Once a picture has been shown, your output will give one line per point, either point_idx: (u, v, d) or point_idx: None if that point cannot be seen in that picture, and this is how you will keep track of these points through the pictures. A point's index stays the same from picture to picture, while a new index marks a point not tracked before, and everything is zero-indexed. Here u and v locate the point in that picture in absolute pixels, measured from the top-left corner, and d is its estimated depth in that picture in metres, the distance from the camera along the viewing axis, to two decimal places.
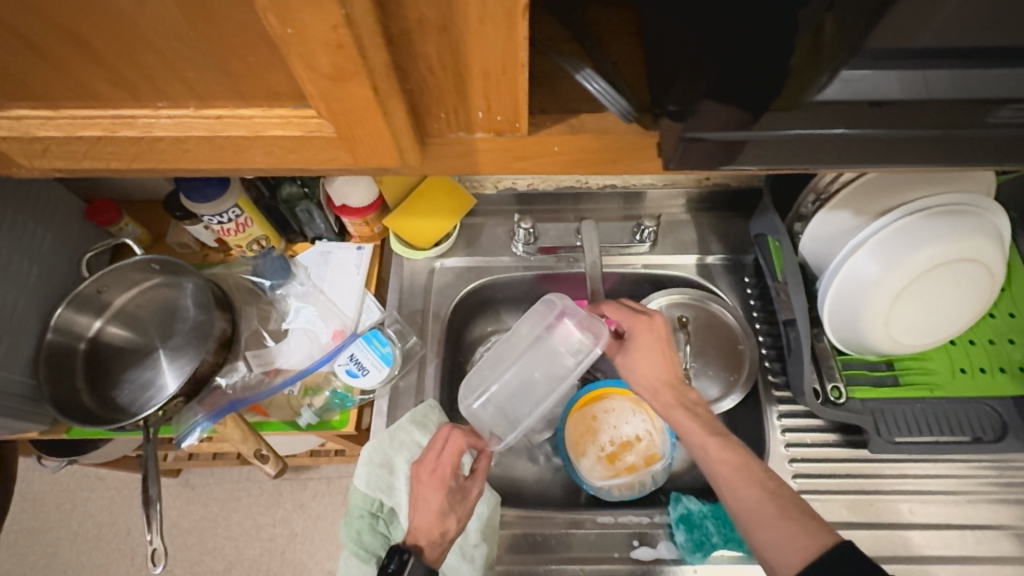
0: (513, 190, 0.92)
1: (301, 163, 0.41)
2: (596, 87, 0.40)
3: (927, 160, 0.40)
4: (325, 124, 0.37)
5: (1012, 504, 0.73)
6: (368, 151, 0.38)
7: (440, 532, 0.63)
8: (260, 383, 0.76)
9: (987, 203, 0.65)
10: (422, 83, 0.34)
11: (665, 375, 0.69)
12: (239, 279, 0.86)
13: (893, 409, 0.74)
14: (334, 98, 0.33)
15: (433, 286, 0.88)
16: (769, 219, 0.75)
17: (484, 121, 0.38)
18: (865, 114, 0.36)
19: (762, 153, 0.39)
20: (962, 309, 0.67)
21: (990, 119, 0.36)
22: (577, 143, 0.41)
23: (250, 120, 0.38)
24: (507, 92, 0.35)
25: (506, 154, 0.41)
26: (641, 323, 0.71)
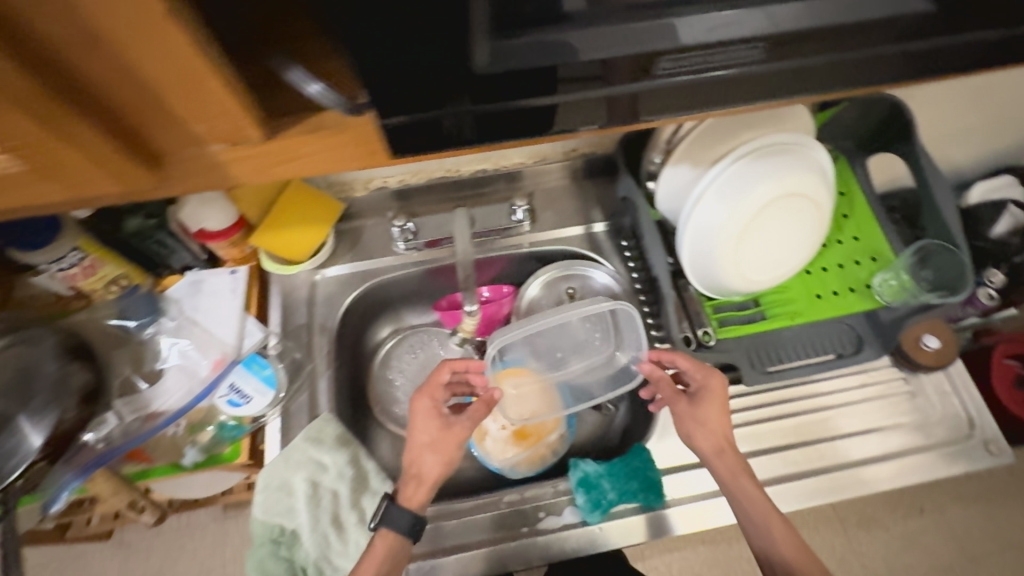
0: (386, 188, 0.91)
1: (25, 200, 0.41)
2: (318, 89, 0.43)
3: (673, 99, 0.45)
4: (14, 159, 0.37)
5: (877, 407, 0.79)
6: (90, 177, 0.40)
7: (418, 468, 0.68)
8: (137, 429, 0.73)
9: (806, 139, 0.69)
10: (114, 104, 0.37)
11: (723, 437, 0.69)
12: (102, 326, 0.79)
13: (764, 343, 0.80)
14: (14, 129, 0.34)
15: (317, 298, 0.86)
16: (626, 182, 0.78)
17: (206, 132, 0.41)
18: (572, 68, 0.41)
19: (504, 119, 0.44)
20: (799, 241, 0.72)
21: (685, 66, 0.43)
22: (319, 141, 0.44)
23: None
24: (210, 98, 0.38)
25: (258, 161, 0.44)
26: (713, 381, 0.70)
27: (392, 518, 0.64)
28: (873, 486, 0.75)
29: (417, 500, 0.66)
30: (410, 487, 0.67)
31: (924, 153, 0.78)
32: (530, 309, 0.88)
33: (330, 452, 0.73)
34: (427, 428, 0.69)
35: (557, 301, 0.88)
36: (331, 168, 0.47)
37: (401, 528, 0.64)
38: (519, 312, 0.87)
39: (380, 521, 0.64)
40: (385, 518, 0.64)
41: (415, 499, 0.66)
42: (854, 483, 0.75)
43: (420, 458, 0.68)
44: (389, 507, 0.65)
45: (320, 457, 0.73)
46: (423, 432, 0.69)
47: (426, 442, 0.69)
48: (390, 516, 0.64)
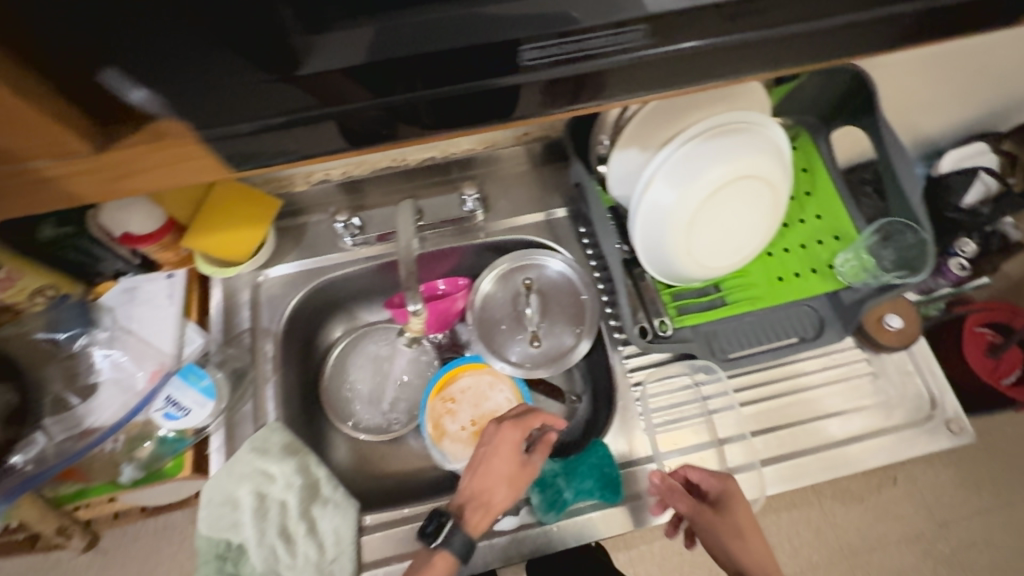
0: (329, 181, 0.85)
1: None
2: (137, 94, 0.38)
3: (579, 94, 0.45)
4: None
5: (836, 390, 0.77)
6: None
7: (492, 500, 0.65)
8: (70, 446, 0.68)
9: (758, 117, 0.66)
10: None
11: (760, 547, 0.64)
12: (31, 341, 0.75)
13: (723, 329, 0.77)
14: None
15: (262, 301, 0.82)
16: (576, 168, 0.74)
17: (26, 148, 0.37)
18: (470, 56, 0.40)
19: (394, 115, 0.43)
20: (756, 225, 0.69)
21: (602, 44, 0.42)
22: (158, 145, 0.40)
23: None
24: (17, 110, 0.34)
25: (108, 172, 0.41)
26: (731, 488, 0.67)
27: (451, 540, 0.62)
28: (831, 471, 0.73)
29: (480, 529, 0.64)
30: (479, 516, 0.64)
31: (885, 125, 0.75)
32: (485, 303, 0.85)
33: (278, 463, 0.70)
34: (503, 463, 0.66)
35: (513, 294, 0.85)
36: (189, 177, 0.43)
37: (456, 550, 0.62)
38: (474, 307, 0.84)
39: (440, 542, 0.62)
40: (449, 542, 0.62)
41: (479, 529, 0.64)
42: (813, 468, 0.73)
43: (496, 488, 0.65)
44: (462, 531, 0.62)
45: (267, 468, 0.70)
46: (501, 465, 0.66)
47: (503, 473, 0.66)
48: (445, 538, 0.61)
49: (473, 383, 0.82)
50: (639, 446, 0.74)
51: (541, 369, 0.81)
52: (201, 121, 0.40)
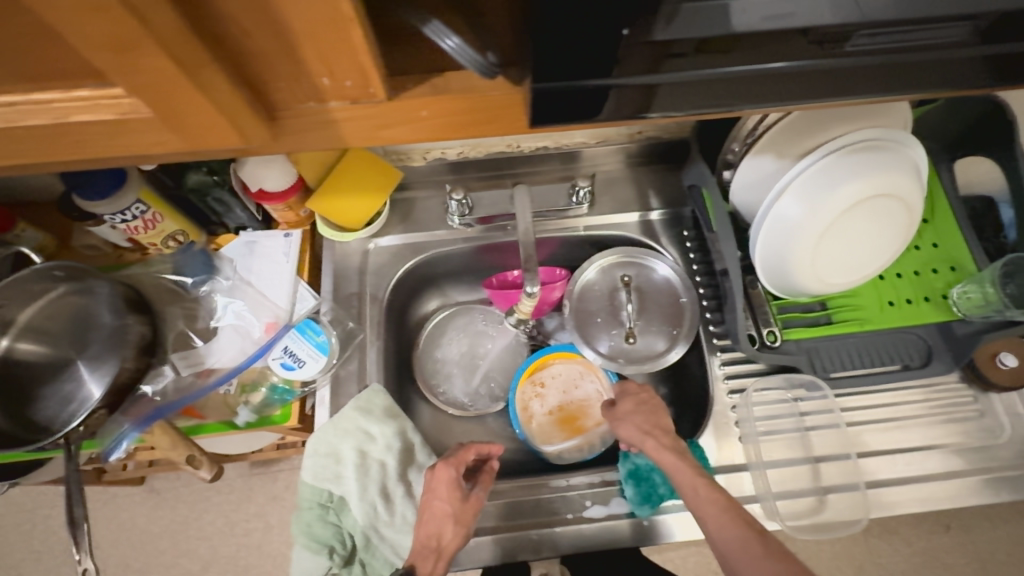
0: (443, 160, 0.87)
1: (127, 150, 0.34)
2: (450, 43, 0.35)
3: (794, 97, 0.42)
4: (138, 103, 0.30)
5: (937, 423, 0.76)
6: (200, 133, 0.32)
7: (439, 541, 0.63)
8: (191, 385, 0.74)
9: (905, 136, 0.65)
10: (242, 47, 0.29)
11: (655, 420, 0.69)
12: (158, 280, 0.79)
13: (827, 347, 0.74)
14: (126, 72, 0.27)
15: (369, 269, 0.85)
16: (698, 170, 0.74)
17: (332, 88, 0.33)
18: (732, 47, 0.37)
19: (622, 100, 0.39)
20: (883, 244, 0.68)
21: (835, 50, 0.39)
22: (446, 105, 0.37)
23: (47, 105, 0.31)
24: (345, 54, 0.30)
25: (371, 122, 0.36)
26: (631, 386, 0.73)
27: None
28: (926, 504, 0.72)
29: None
30: (429, 561, 0.62)
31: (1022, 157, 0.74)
32: (583, 294, 0.86)
33: (379, 423, 0.72)
34: (442, 502, 0.65)
35: (610, 288, 0.86)
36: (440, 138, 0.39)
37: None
38: (571, 297, 0.85)
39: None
40: None
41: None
42: (910, 498, 0.72)
43: (441, 529, 0.64)
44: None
45: (369, 427, 0.72)
46: (442, 504, 0.65)
47: (444, 512, 0.65)
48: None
49: (565, 371, 0.84)
50: (731, 454, 0.74)
51: (632, 366, 0.81)
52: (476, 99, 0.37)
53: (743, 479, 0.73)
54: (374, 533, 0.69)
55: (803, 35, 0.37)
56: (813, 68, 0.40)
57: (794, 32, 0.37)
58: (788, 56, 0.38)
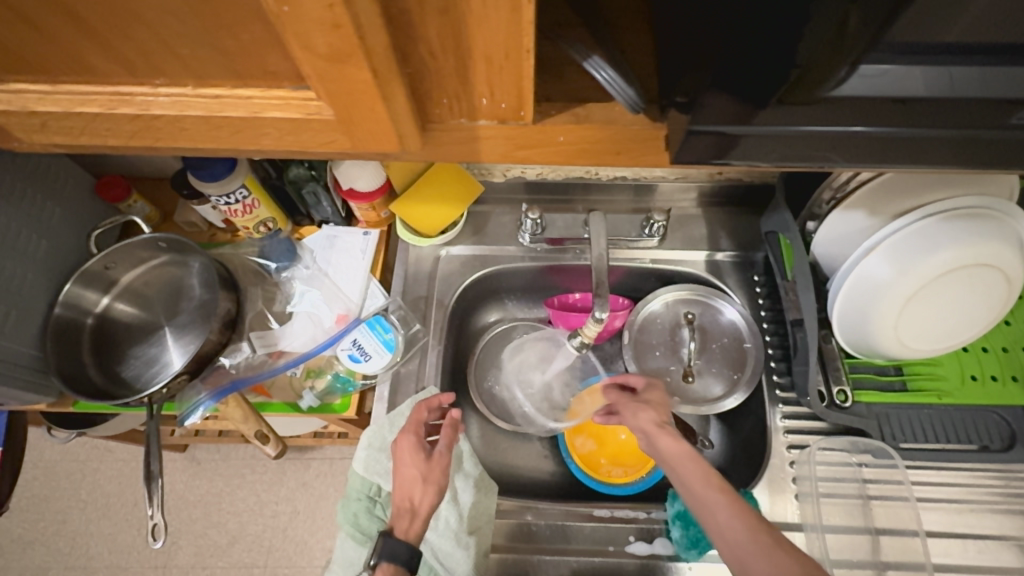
0: (522, 179, 0.89)
1: (299, 148, 0.38)
2: (604, 76, 0.36)
3: (939, 161, 0.39)
4: (324, 106, 0.34)
5: (1017, 514, 0.70)
6: (367, 136, 0.35)
7: (412, 500, 0.64)
8: (263, 364, 0.78)
9: (1010, 208, 0.62)
10: (423, 66, 0.32)
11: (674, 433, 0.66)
12: (245, 260, 0.86)
13: (898, 415, 0.72)
14: (332, 79, 0.30)
15: (439, 274, 0.87)
16: (781, 217, 0.73)
17: (487, 108, 0.35)
18: (898, 111, 0.34)
19: (764, 146, 0.37)
20: (974, 314, 0.66)
21: (1014, 120, 0.34)
22: (582, 134, 0.38)
23: (247, 100, 0.35)
24: (510, 79, 0.32)
25: (509, 143, 0.38)
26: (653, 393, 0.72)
27: (390, 550, 0.61)
28: None
29: (413, 533, 0.63)
30: (405, 520, 0.64)
31: None
32: (644, 324, 0.86)
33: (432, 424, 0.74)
34: (409, 465, 0.67)
35: (672, 324, 0.85)
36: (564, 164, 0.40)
37: (400, 560, 0.61)
38: (633, 326, 0.86)
39: (380, 555, 0.61)
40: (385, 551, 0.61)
41: (411, 533, 0.63)
42: None
43: (410, 491, 0.65)
44: (388, 541, 0.61)
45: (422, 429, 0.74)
46: (409, 468, 0.66)
47: (410, 476, 0.66)
48: (387, 548, 0.61)
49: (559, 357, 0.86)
50: (784, 510, 0.72)
51: (687, 405, 0.81)
52: (601, 128, 0.38)
53: (795, 539, 0.70)
54: None
55: (976, 103, 0.33)
56: (962, 138, 0.36)
57: (962, 101, 0.34)
58: (944, 121, 0.35)
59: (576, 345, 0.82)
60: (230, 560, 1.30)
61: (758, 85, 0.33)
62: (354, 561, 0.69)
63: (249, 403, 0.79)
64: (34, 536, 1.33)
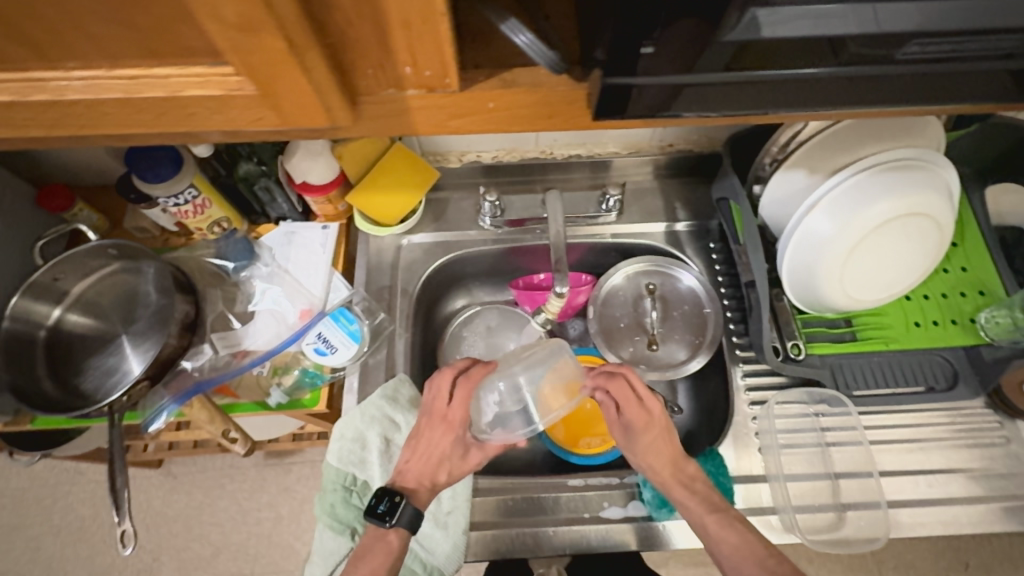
0: (478, 163, 0.89)
1: (227, 127, 0.37)
2: (523, 39, 0.36)
3: (841, 103, 0.42)
4: (246, 82, 0.33)
5: (963, 447, 0.75)
6: (294, 110, 0.35)
7: (436, 480, 0.68)
8: (227, 364, 0.77)
9: (938, 159, 0.66)
10: (343, 37, 0.32)
11: (671, 454, 0.69)
12: (201, 262, 0.84)
13: (851, 363, 0.75)
14: (246, 51, 0.30)
15: (401, 263, 0.87)
16: (730, 183, 0.76)
17: (412, 78, 0.35)
18: (795, 55, 0.37)
19: (682, 99, 0.40)
20: (912, 263, 0.69)
21: (903, 55, 0.38)
22: (510, 99, 0.39)
23: (165, 79, 0.34)
24: (430, 45, 0.33)
25: (442, 113, 0.39)
26: (641, 411, 0.68)
27: (405, 516, 0.63)
28: (948, 528, 0.71)
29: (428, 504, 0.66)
30: (426, 495, 0.67)
31: None
32: (608, 298, 0.88)
33: (404, 412, 0.75)
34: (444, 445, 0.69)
35: (635, 295, 0.87)
36: (498, 131, 0.42)
37: (409, 525, 0.64)
38: (596, 301, 0.87)
39: (399, 520, 0.63)
40: (401, 516, 0.63)
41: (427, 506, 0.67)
42: (931, 521, 0.71)
43: (438, 470, 0.68)
44: (405, 506, 0.64)
45: (395, 416, 0.74)
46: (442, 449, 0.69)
47: (440, 458, 0.69)
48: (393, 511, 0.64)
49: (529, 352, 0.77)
50: (749, 463, 0.75)
51: (653, 372, 0.83)
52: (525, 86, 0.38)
53: (761, 490, 0.73)
54: None
55: (861, 39, 0.36)
56: (857, 78, 0.39)
57: (854, 39, 0.36)
58: (838, 60, 0.38)
59: (540, 322, 0.83)
60: (215, 572, 1.28)
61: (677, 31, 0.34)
62: (333, 552, 0.69)
63: (215, 404, 0.77)
64: (7, 567, 1.28)
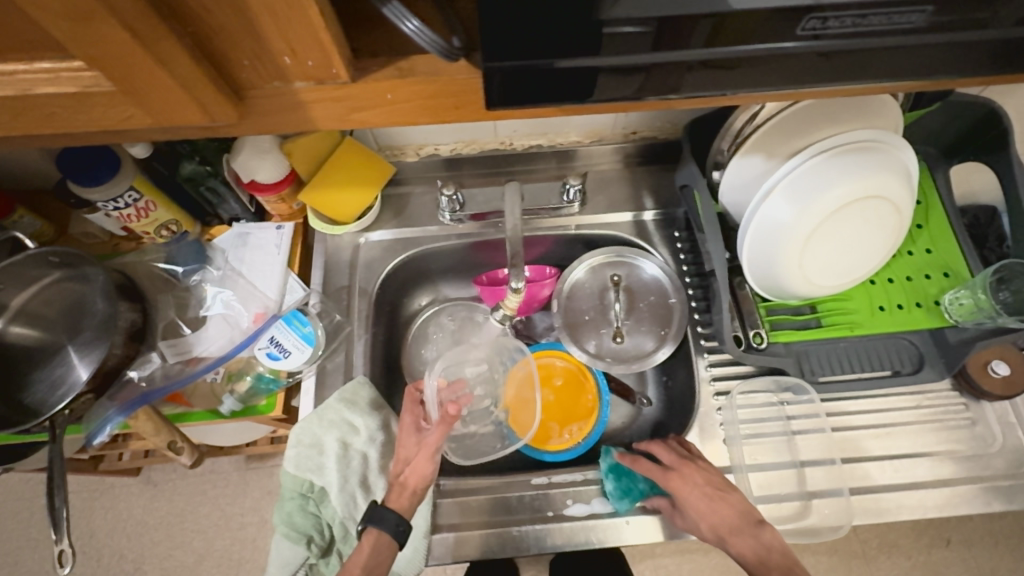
0: (437, 156, 0.87)
1: (99, 125, 0.35)
2: (412, 26, 0.34)
3: (779, 84, 0.41)
4: (100, 76, 0.31)
5: (929, 430, 0.74)
6: (166, 106, 0.33)
7: (399, 474, 0.67)
8: (179, 372, 0.74)
9: (895, 139, 0.64)
10: (206, 25, 0.30)
11: (733, 519, 0.65)
12: (151, 269, 0.80)
13: (816, 350, 0.74)
14: (86, 42, 0.27)
15: (360, 262, 0.85)
16: (689, 170, 0.74)
17: (295, 68, 0.34)
18: (716, 36, 0.36)
19: (609, 87, 0.39)
20: (872, 246, 0.68)
21: (799, 31, 0.37)
22: (409, 89, 0.37)
23: (12, 77, 0.31)
24: (303, 31, 0.31)
25: (340, 107, 0.37)
26: (676, 478, 0.68)
27: (379, 518, 0.63)
28: (915, 512, 0.71)
29: (403, 507, 0.64)
30: (393, 491, 0.66)
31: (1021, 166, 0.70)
32: (573, 292, 0.86)
33: (363, 415, 0.72)
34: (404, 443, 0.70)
35: (600, 287, 0.86)
36: (410, 123, 0.40)
37: (387, 528, 0.62)
38: (561, 295, 0.85)
39: (369, 522, 0.63)
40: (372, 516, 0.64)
41: (401, 505, 0.64)
42: (900, 505, 0.71)
43: (402, 467, 0.68)
44: (378, 511, 0.63)
45: (353, 419, 0.72)
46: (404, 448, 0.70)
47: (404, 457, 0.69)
48: (376, 516, 0.63)
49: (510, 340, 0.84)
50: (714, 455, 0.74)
51: (619, 365, 0.82)
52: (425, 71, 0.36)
53: None
54: (353, 525, 0.69)
55: (781, 15, 0.36)
56: (791, 56, 0.39)
57: (770, 13, 0.35)
58: (767, 40, 0.37)
59: (499, 319, 0.82)
60: None
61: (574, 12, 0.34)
62: (289, 561, 0.66)
63: (163, 415, 0.76)
64: None
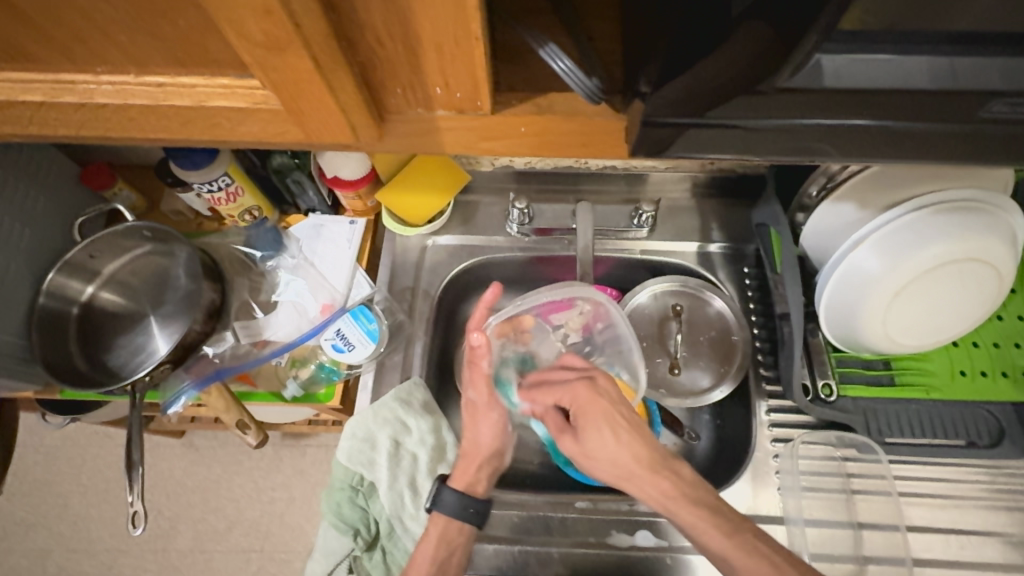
0: (510, 168, 0.88)
1: (250, 137, 0.41)
2: (562, 66, 0.38)
3: (908, 156, 0.40)
4: (270, 95, 0.37)
5: (1002, 510, 0.70)
6: (318, 125, 0.38)
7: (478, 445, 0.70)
8: (248, 354, 0.78)
9: (1002, 202, 0.61)
10: (372, 56, 0.35)
11: (618, 455, 0.62)
12: (232, 252, 0.84)
13: (886, 409, 0.70)
14: (272, 68, 0.33)
15: (425, 265, 0.86)
16: (770, 209, 0.72)
17: (442, 98, 0.38)
18: (859, 104, 0.35)
19: (738, 141, 0.39)
20: (966, 310, 0.65)
21: (981, 114, 0.35)
22: (543, 124, 0.40)
23: (191, 89, 0.38)
24: (462, 69, 0.35)
25: (470, 134, 0.41)
26: (581, 399, 0.64)
27: (440, 500, 0.66)
28: None
29: (470, 485, 0.68)
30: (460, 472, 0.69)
31: None
32: (632, 316, 0.85)
33: (417, 417, 0.74)
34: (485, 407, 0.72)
35: (661, 316, 0.84)
36: (531, 157, 0.43)
37: (450, 509, 0.66)
38: None
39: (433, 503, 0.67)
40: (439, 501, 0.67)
41: (467, 483, 0.68)
42: None
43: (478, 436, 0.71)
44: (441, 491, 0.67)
45: (407, 419, 0.73)
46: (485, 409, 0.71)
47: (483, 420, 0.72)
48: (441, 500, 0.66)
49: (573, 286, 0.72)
50: (767, 502, 0.72)
51: (673, 398, 0.80)
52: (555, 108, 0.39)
53: (777, 532, 0.70)
54: (398, 524, 0.71)
55: (933, 96, 0.35)
56: (931, 132, 0.37)
57: (915, 92, 0.35)
58: (910, 114, 0.36)
59: None
60: (227, 544, 1.32)
61: (716, 76, 0.34)
62: (335, 551, 0.69)
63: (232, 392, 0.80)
64: (37, 518, 1.35)
